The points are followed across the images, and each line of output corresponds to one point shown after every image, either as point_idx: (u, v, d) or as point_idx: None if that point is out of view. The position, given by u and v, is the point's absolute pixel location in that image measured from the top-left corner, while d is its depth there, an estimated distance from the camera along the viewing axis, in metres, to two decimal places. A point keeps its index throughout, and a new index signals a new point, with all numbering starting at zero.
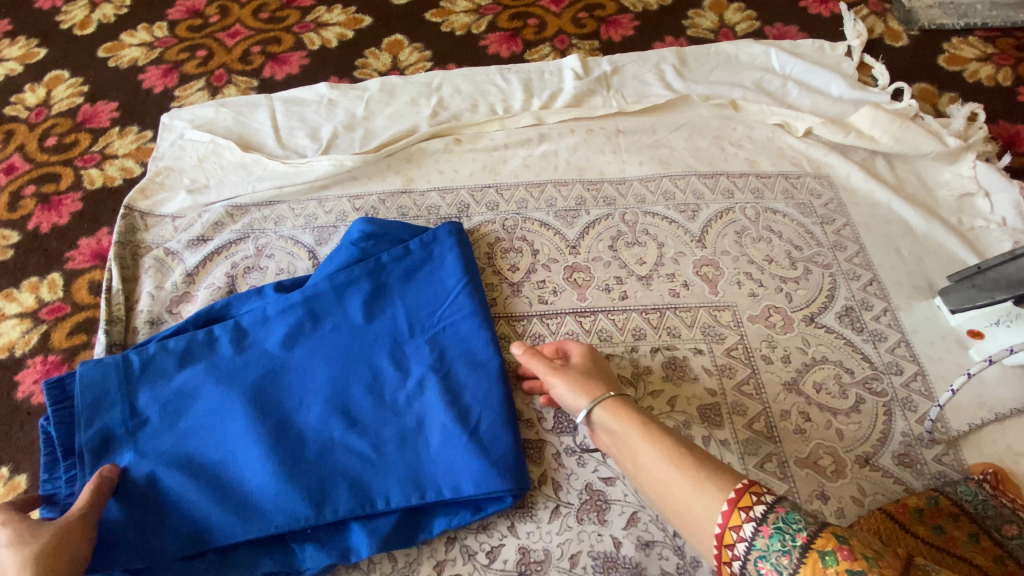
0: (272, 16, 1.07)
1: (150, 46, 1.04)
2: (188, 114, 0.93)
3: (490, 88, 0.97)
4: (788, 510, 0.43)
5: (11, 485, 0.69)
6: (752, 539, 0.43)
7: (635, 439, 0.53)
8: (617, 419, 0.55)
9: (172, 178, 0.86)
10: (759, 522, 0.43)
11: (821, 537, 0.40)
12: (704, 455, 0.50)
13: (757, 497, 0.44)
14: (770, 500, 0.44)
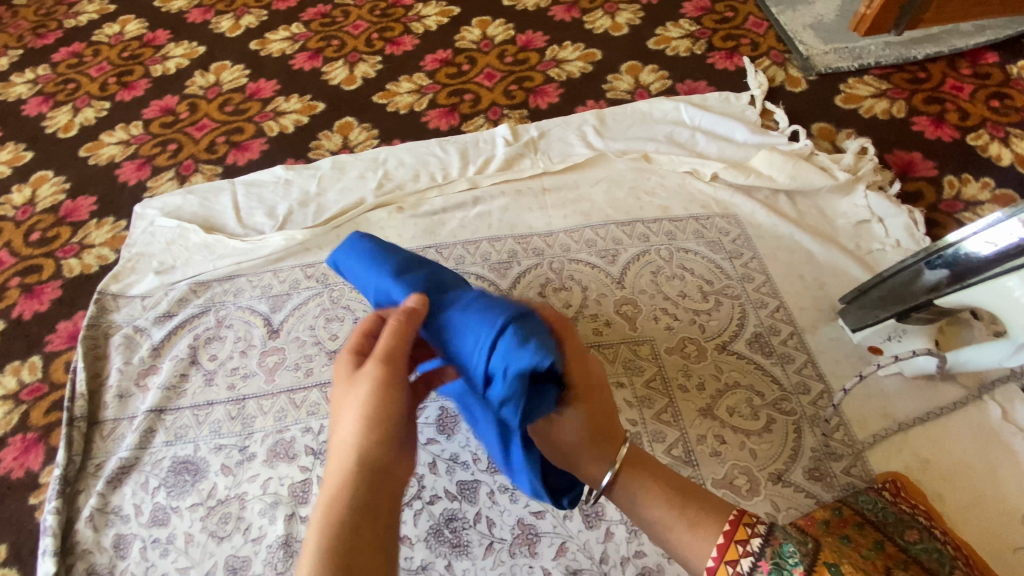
0: (236, 109, 1.20)
1: (126, 144, 1.16)
2: (159, 203, 1.03)
3: (430, 158, 1.08)
4: (782, 543, 0.50)
5: None
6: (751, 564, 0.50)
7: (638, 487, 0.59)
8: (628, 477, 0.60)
9: (142, 261, 0.96)
10: (757, 554, 0.50)
11: (815, 569, 0.47)
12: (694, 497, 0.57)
13: (750, 530, 0.52)
14: (763, 535, 0.51)
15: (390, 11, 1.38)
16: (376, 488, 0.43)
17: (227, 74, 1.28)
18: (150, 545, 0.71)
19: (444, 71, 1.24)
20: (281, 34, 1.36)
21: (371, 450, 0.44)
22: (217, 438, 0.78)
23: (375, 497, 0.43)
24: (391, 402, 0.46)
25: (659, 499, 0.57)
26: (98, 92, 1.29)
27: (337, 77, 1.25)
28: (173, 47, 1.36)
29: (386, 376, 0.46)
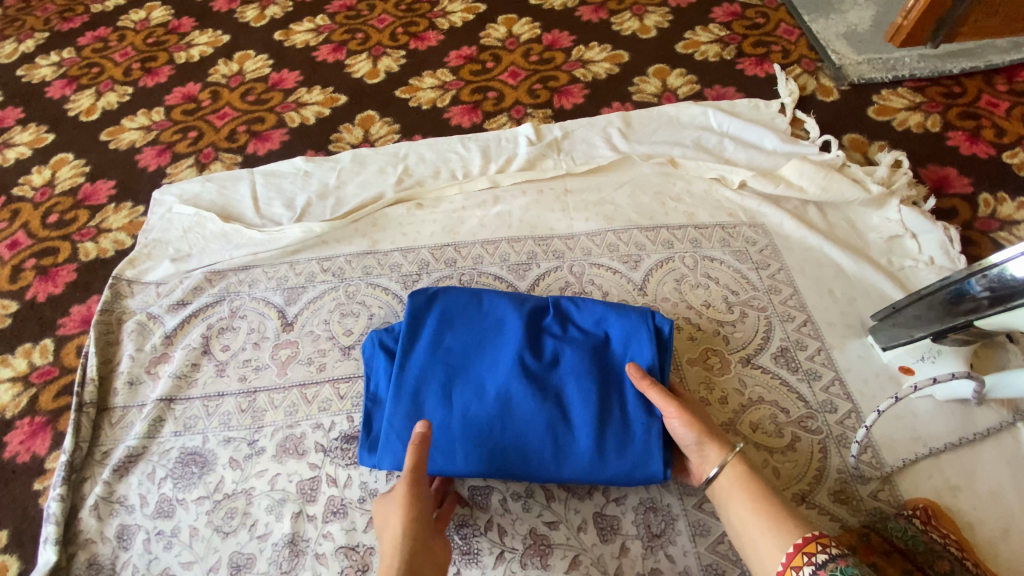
0: (258, 99, 1.19)
1: (147, 130, 1.16)
2: (177, 190, 1.02)
3: (451, 156, 1.06)
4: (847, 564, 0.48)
5: None
6: None
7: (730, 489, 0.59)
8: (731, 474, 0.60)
9: (157, 247, 0.95)
10: (818, 566, 0.48)
11: None
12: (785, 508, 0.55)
13: (821, 546, 0.49)
14: (832, 552, 0.48)
15: (416, 7, 1.37)
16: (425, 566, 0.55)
17: (250, 64, 1.27)
18: (154, 537, 0.69)
19: (468, 68, 1.23)
20: (305, 26, 1.35)
21: (418, 539, 0.56)
22: (225, 431, 0.76)
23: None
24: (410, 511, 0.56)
25: (744, 501, 0.57)
26: (121, 77, 1.29)
27: (360, 70, 1.24)
28: (198, 35, 1.36)
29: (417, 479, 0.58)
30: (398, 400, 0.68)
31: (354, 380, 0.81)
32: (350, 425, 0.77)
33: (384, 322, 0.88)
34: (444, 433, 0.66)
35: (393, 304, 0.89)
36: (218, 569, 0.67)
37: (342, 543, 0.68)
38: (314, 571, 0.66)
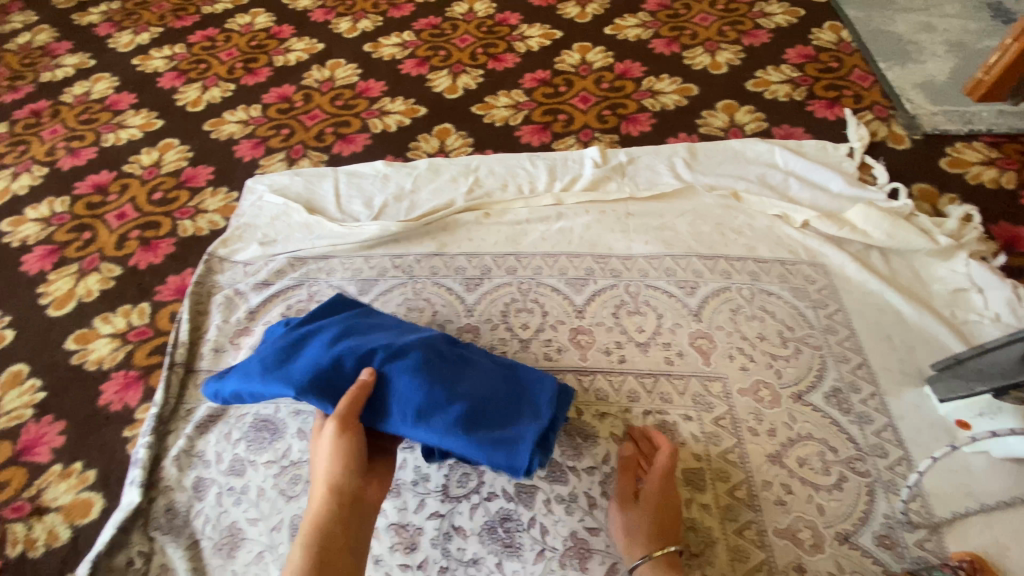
0: (345, 104, 1.29)
1: (245, 124, 1.27)
2: (268, 180, 1.12)
3: (519, 171, 1.11)
4: None
5: (82, 478, 0.82)
6: None
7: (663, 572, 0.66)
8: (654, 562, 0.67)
9: (247, 231, 1.03)
10: None
11: None
12: None
13: None
14: None
15: (496, 30, 1.45)
16: (353, 525, 0.59)
17: (340, 72, 1.38)
18: (226, 492, 0.76)
19: (542, 90, 1.29)
20: (393, 40, 1.45)
21: (339, 500, 0.59)
22: (296, 404, 0.83)
23: (336, 558, 0.55)
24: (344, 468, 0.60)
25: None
26: (225, 74, 1.40)
27: (441, 85, 1.32)
28: (296, 42, 1.48)
29: (354, 440, 0.62)
30: (317, 339, 0.69)
31: None
32: None
33: (445, 320, 0.93)
34: (311, 360, 0.66)
35: (456, 304, 0.94)
36: (281, 529, 0.73)
37: (394, 520, 0.72)
38: None
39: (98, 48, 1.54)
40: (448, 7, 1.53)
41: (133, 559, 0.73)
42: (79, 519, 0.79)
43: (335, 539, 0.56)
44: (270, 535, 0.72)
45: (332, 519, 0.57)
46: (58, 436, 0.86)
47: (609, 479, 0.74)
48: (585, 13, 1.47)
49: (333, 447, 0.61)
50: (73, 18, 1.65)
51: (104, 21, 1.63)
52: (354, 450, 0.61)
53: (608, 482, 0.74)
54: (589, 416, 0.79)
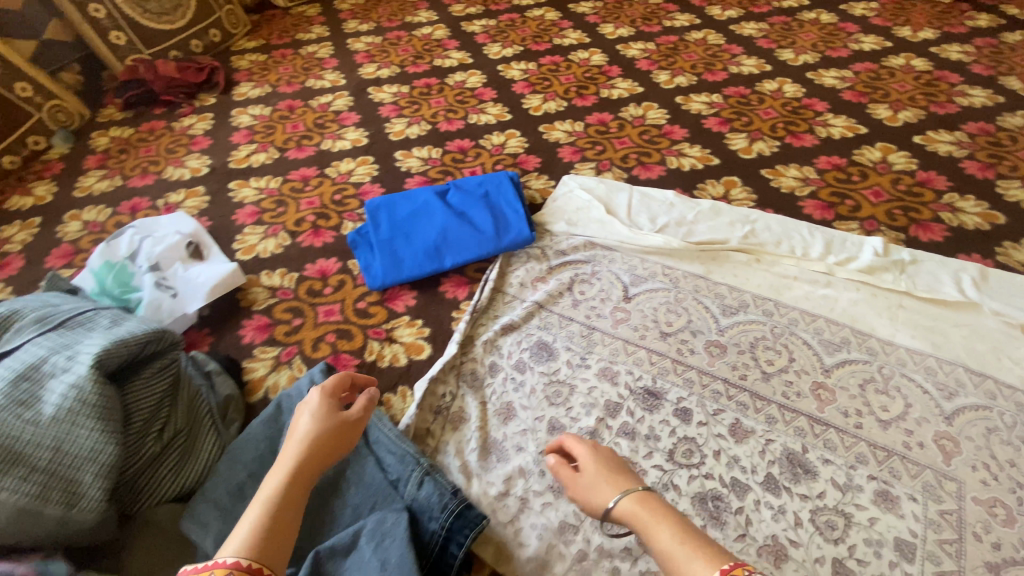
0: (651, 139, 1.53)
1: (571, 134, 1.58)
2: (579, 180, 1.39)
3: (794, 236, 1.23)
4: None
5: (414, 323, 1.17)
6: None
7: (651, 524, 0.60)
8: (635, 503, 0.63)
9: (559, 212, 1.33)
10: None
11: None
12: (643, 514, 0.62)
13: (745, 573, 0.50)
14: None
15: (799, 112, 1.61)
16: (292, 506, 0.65)
17: (653, 113, 1.62)
18: (510, 379, 1.04)
19: (833, 174, 1.40)
20: (702, 99, 1.67)
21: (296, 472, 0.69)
22: (570, 343, 1.08)
23: (278, 516, 0.63)
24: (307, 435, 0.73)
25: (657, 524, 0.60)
26: (563, 93, 1.74)
27: (737, 144, 1.50)
28: (620, 81, 1.76)
29: (322, 414, 0.77)
30: None
31: (665, 357, 1.04)
32: (653, 384, 1.00)
33: (699, 330, 1.08)
34: None
35: (709, 321, 1.09)
36: (543, 420, 0.98)
37: (626, 455, 0.92)
38: None
39: (475, 49, 2.01)
40: (758, 83, 1.72)
41: (445, 394, 1.03)
42: (414, 355, 1.11)
43: (289, 502, 0.65)
44: (535, 421, 0.98)
45: (300, 485, 0.68)
46: (411, 299, 1.22)
47: (818, 511, 0.84)
48: (896, 118, 1.56)
49: (314, 416, 0.76)
50: (461, 22, 2.17)
51: (481, 29, 2.11)
52: (327, 427, 0.75)
53: (817, 513, 0.84)
54: (814, 456, 0.90)
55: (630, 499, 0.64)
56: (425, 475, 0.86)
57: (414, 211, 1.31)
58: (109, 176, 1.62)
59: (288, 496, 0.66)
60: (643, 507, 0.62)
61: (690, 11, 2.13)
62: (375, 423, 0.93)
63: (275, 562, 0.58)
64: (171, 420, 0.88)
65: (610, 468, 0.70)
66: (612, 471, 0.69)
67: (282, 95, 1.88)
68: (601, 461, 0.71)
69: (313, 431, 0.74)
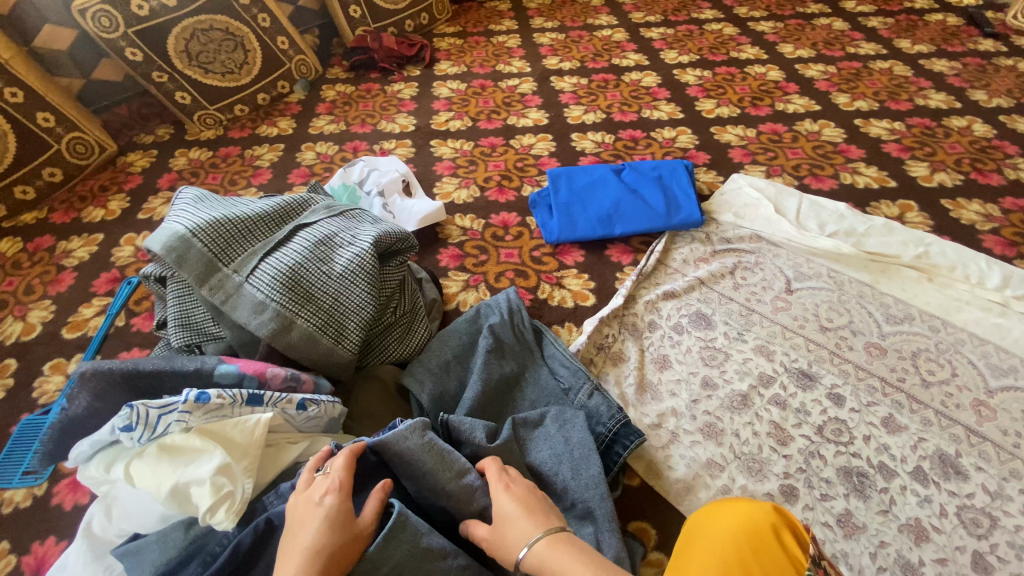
0: (824, 154, 1.57)
1: (741, 138, 1.66)
2: (749, 180, 1.48)
3: (973, 264, 1.22)
4: None
5: (582, 277, 1.32)
6: None
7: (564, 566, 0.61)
8: (545, 545, 0.64)
9: (726, 205, 1.43)
10: None
11: None
12: (557, 557, 0.63)
13: None
14: None
15: (989, 151, 1.56)
16: None
17: (828, 131, 1.66)
18: (667, 337, 1.16)
19: (1022, 215, 1.36)
20: (882, 124, 1.67)
21: None
22: (727, 318, 1.18)
23: None
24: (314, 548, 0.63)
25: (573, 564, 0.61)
26: (736, 101, 1.82)
27: (917, 172, 1.50)
28: (797, 97, 1.81)
29: (329, 524, 0.65)
30: None
31: (822, 347, 1.10)
32: (806, 367, 1.07)
33: (859, 330, 1.13)
34: None
35: (872, 324, 1.13)
36: (696, 376, 1.08)
37: (774, 420, 1.00)
38: (750, 419, 1.00)
39: (652, 53, 2.15)
40: (946, 118, 1.69)
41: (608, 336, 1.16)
42: (580, 301, 1.27)
43: None
44: (689, 375, 1.08)
45: None
46: (580, 256, 1.37)
47: (964, 508, 0.88)
48: None
49: (327, 523, 0.65)
50: (640, 29, 2.33)
51: (659, 36, 2.25)
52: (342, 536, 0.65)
53: (963, 509, 0.88)
54: (966, 462, 0.93)
55: (540, 542, 0.64)
56: (592, 388, 1.02)
57: (591, 182, 1.47)
58: (334, 121, 1.97)
59: None
60: (552, 553, 0.63)
61: (876, 41, 2.11)
62: (549, 341, 1.10)
63: None
64: (400, 304, 1.11)
65: (525, 508, 0.70)
66: (528, 511, 0.69)
67: (476, 74, 2.16)
68: (517, 503, 0.70)
69: (319, 545, 0.63)
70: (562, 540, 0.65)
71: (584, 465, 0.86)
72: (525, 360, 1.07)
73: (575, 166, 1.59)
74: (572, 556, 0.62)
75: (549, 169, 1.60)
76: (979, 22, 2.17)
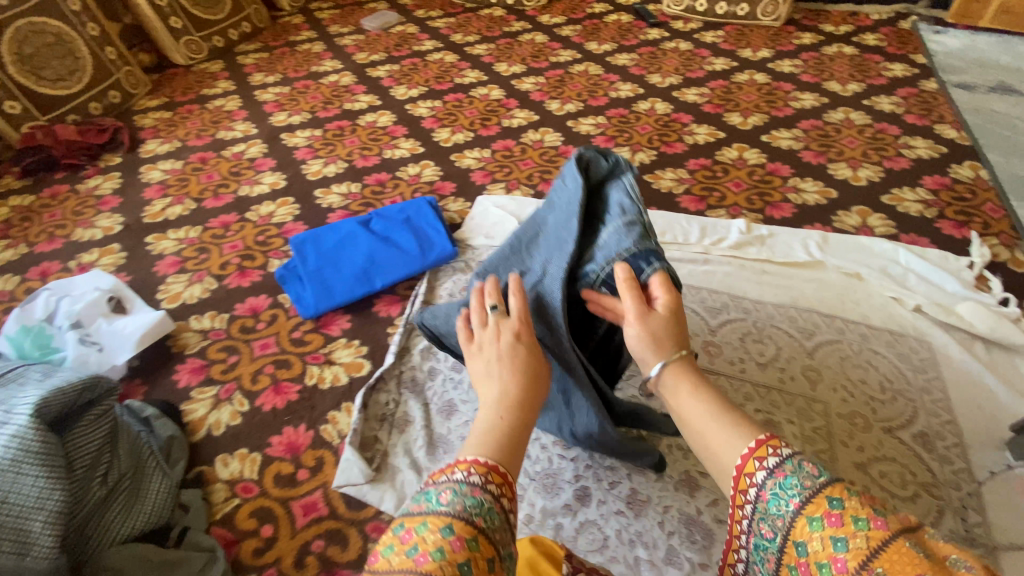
0: (550, 159, 1.74)
1: (479, 160, 1.75)
2: (492, 199, 1.55)
3: (677, 226, 1.44)
4: (786, 477, 0.56)
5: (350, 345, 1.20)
6: (759, 482, 0.58)
7: (692, 399, 0.68)
8: (675, 380, 0.70)
9: (476, 228, 1.46)
10: (768, 471, 0.58)
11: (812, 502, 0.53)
12: (696, 397, 0.68)
13: (765, 454, 0.59)
14: (769, 466, 0.58)
15: (671, 125, 1.87)
16: (519, 420, 0.67)
17: (549, 137, 1.85)
18: (450, 380, 1.10)
19: (703, 173, 1.65)
20: (589, 122, 1.92)
21: (512, 396, 0.68)
22: None
23: (510, 440, 0.64)
24: (529, 403, 0.68)
25: (697, 397, 0.68)
26: (468, 125, 1.92)
27: (623, 157, 1.74)
28: (518, 112, 1.99)
29: (530, 356, 0.71)
30: None
31: None
32: None
33: None
34: None
35: None
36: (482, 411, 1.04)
37: None
38: (535, 435, 1.02)
39: (382, 92, 2.16)
40: (635, 104, 1.99)
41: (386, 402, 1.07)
42: (355, 373, 1.14)
43: (514, 423, 0.66)
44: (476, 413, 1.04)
45: (506, 405, 0.67)
46: (345, 322, 1.25)
47: None
48: (747, 122, 1.85)
49: (512, 322, 0.73)
50: (366, 69, 2.34)
51: (386, 75, 2.28)
52: (517, 350, 0.71)
53: None
54: None
55: (672, 370, 0.70)
56: (638, 224, 0.78)
57: (339, 241, 1.37)
58: (7, 244, 1.56)
59: (512, 424, 0.66)
60: (682, 387, 0.69)
61: (571, 48, 2.41)
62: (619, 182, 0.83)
63: (507, 464, 0.62)
64: (115, 467, 0.88)
65: (668, 326, 0.72)
66: (668, 336, 0.72)
67: (194, 149, 1.91)
68: (659, 322, 0.71)
69: (529, 385, 0.69)
70: (687, 381, 0.70)
71: (550, 311, 0.77)
72: (564, 200, 0.85)
73: (321, 227, 1.48)
74: (698, 393, 0.69)
75: (293, 236, 1.46)
76: (643, 17, 2.62)
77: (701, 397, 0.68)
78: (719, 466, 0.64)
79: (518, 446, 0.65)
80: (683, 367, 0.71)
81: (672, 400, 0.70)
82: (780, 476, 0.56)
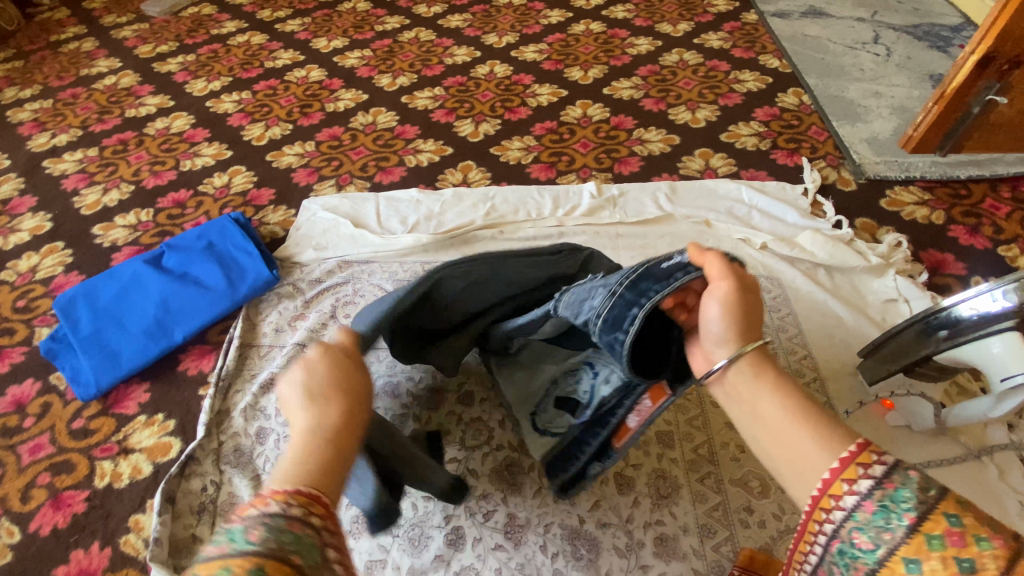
0: (385, 143, 1.54)
1: (302, 156, 1.50)
2: (321, 202, 1.33)
3: (529, 200, 1.32)
4: (897, 487, 0.42)
5: (155, 422, 0.97)
6: (864, 493, 0.43)
7: (769, 397, 0.51)
8: (753, 378, 0.52)
9: (304, 239, 1.25)
10: (863, 496, 0.43)
11: (929, 518, 0.40)
12: (782, 396, 0.50)
13: (864, 468, 0.44)
14: (877, 475, 0.43)
15: (512, 88, 1.74)
16: (334, 438, 0.51)
17: (381, 118, 1.64)
18: (283, 438, 0.91)
19: (549, 137, 1.55)
20: (425, 94, 1.73)
21: (333, 412, 0.52)
22: None
23: (324, 465, 0.49)
24: (356, 389, 0.55)
25: (780, 397, 0.50)
26: (284, 116, 1.65)
27: (465, 131, 1.58)
28: (343, 92, 1.75)
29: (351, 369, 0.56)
30: None
31: None
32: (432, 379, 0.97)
33: None
34: None
35: None
36: None
37: None
38: None
39: (176, 90, 1.80)
40: (473, 69, 1.83)
41: (205, 486, 0.87)
42: (160, 458, 0.92)
43: (331, 445, 0.50)
44: None
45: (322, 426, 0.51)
46: (144, 393, 1.01)
47: None
48: (587, 75, 1.77)
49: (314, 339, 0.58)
50: (153, 64, 1.94)
51: (178, 67, 1.91)
52: (336, 364, 0.56)
53: None
54: None
55: (749, 373, 0.52)
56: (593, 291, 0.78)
57: (121, 290, 1.09)
58: None
59: (330, 448, 0.50)
60: (756, 382, 0.52)
61: (398, 13, 2.17)
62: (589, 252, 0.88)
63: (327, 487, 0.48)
64: None
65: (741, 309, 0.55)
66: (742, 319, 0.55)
67: None
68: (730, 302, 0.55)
69: (353, 402, 0.54)
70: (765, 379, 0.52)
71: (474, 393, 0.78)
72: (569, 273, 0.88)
73: (102, 273, 1.17)
74: (768, 391, 0.51)
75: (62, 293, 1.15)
76: None
77: (780, 397, 0.50)
78: (789, 472, 0.48)
79: (337, 471, 0.50)
80: (759, 359, 0.53)
81: (735, 397, 0.53)
82: (888, 489, 0.42)
